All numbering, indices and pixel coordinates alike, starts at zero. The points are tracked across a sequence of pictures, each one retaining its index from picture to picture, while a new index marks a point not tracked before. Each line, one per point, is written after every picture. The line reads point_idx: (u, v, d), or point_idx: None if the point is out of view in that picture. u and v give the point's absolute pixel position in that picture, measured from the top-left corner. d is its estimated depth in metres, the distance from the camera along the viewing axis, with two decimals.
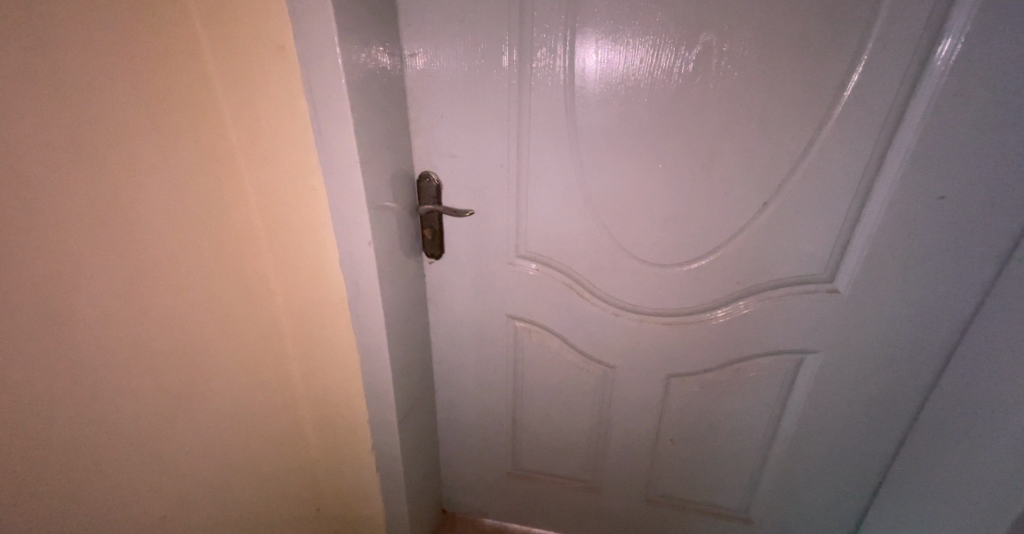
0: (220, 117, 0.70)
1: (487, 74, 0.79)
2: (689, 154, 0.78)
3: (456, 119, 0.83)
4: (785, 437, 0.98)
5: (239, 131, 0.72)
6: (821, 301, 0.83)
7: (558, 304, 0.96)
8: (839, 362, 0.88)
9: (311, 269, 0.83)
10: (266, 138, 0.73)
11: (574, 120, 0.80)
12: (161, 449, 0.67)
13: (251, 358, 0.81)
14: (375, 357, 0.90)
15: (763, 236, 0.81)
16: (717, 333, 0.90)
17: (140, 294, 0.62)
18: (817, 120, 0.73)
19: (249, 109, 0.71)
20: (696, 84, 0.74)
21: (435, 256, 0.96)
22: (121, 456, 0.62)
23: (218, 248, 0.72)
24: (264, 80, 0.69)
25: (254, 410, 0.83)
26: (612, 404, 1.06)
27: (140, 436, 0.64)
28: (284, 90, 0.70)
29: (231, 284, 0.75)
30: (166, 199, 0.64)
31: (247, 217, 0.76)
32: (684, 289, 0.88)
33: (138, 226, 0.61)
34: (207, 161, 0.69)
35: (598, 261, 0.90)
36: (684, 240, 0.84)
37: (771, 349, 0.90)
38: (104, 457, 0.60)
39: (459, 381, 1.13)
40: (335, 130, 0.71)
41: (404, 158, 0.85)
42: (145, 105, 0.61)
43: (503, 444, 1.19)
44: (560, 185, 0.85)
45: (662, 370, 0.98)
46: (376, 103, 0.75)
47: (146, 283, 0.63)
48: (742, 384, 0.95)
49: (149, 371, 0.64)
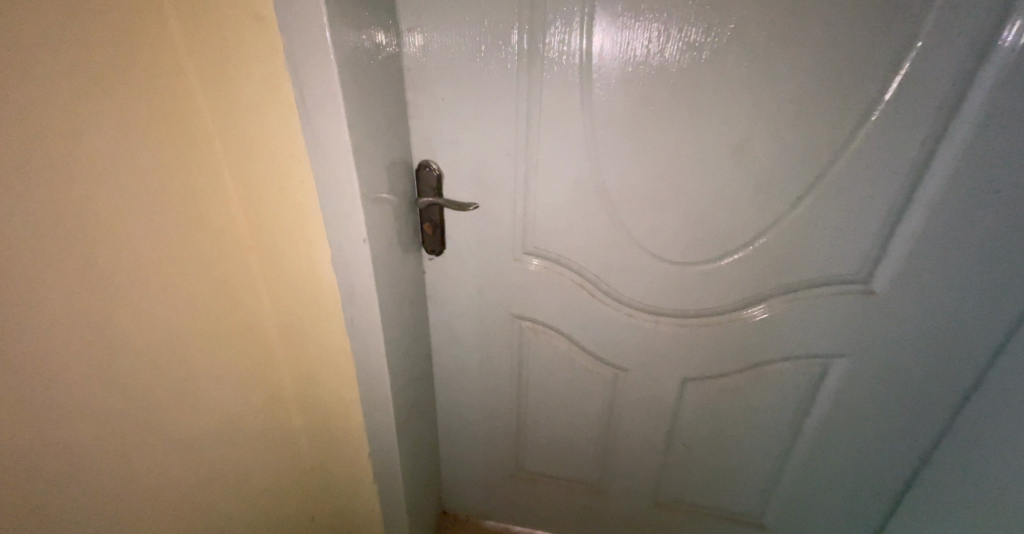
0: (194, 97, 0.62)
1: (493, 54, 0.72)
2: (717, 144, 0.71)
3: (460, 103, 0.76)
4: (805, 443, 0.93)
5: (215, 114, 0.64)
6: (853, 303, 0.77)
7: (568, 303, 0.90)
8: (866, 368, 0.82)
9: (301, 268, 0.76)
10: (246, 122, 0.65)
11: (588, 106, 0.73)
12: (134, 470, 0.61)
13: (237, 364, 0.74)
14: (371, 362, 0.84)
15: (795, 234, 0.74)
16: (738, 336, 0.84)
17: (104, 301, 0.55)
18: (860, 108, 0.66)
19: (225, 90, 0.63)
20: (727, 65, 0.66)
21: (436, 252, 0.89)
22: (92, 477, 0.56)
23: (198, 246, 0.65)
24: (240, 56, 0.61)
25: (242, 419, 0.76)
26: (622, 406, 1.00)
27: (110, 457, 0.58)
28: (264, 69, 0.62)
29: (213, 286, 0.68)
30: (129, 192, 0.57)
31: (231, 211, 0.69)
32: (705, 289, 0.82)
33: (98, 224, 0.54)
34: (178, 149, 0.61)
35: (613, 258, 0.83)
36: (706, 238, 0.78)
37: (796, 354, 0.84)
38: (73, 479, 0.54)
39: (460, 382, 1.07)
40: (325, 116, 0.63)
41: (401, 147, 0.78)
42: (101, 86, 0.53)
43: (507, 446, 1.13)
44: (573, 176, 0.78)
45: (676, 373, 0.92)
46: (370, 86, 0.68)
47: (110, 290, 0.55)
48: (763, 390, 0.89)
49: (117, 385, 0.57)
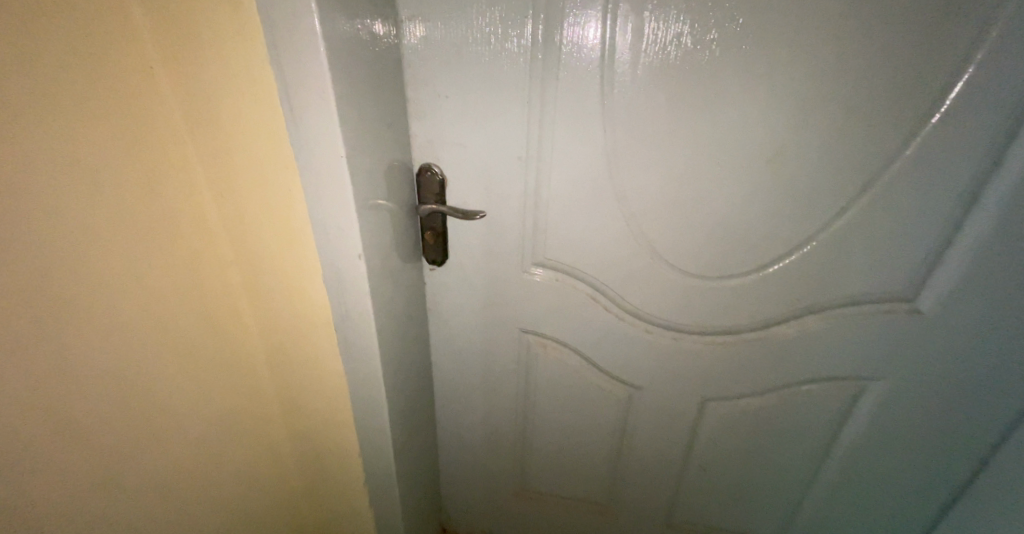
0: (162, 97, 0.56)
1: (503, 46, 0.65)
2: (751, 149, 0.64)
3: (466, 102, 0.69)
4: (832, 468, 0.87)
5: (186, 115, 0.58)
6: (895, 323, 0.71)
7: (579, 318, 0.83)
8: (904, 392, 0.76)
9: (287, 284, 0.69)
10: (223, 126, 0.59)
11: (608, 106, 0.66)
12: (90, 507, 0.55)
13: (215, 388, 0.68)
14: (367, 385, 0.77)
15: (834, 247, 0.68)
16: (765, 355, 0.78)
17: (52, 325, 0.49)
18: (911, 110, 0.59)
19: (198, 89, 0.57)
20: (763, 60, 0.60)
21: (438, 262, 0.83)
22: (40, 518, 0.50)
23: (166, 262, 0.59)
24: (215, 51, 0.55)
25: (222, 446, 0.70)
26: (635, 426, 0.94)
27: (62, 494, 0.52)
28: (244, 64, 0.55)
29: (186, 305, 0.62)
30: (84, 204, 0.50)
31: (206, 224, 0.63)
32: (731, 305, 0.76)
33: (46, 240, 0.48)
34: (144, 155, 0.55)
35: (630, 271, 0.77)
36: (735, 251, 0.71)
37: (828, 375, 0.77)
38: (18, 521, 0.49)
39: (463, 399, 1.00)
40: (313, 117, 0.56)
41: (401, 150, 0.71)
42: (50, 83, 0.47)
43: (512, 464, 1.07)
44: (588, 183, 0.71)
45: (696, 393, 0.86)
46: (366, 82, 0.61)
47: (61, 313, 0.50)
48: (790, 412, 0.83)
49: (68, 419, 0.51)
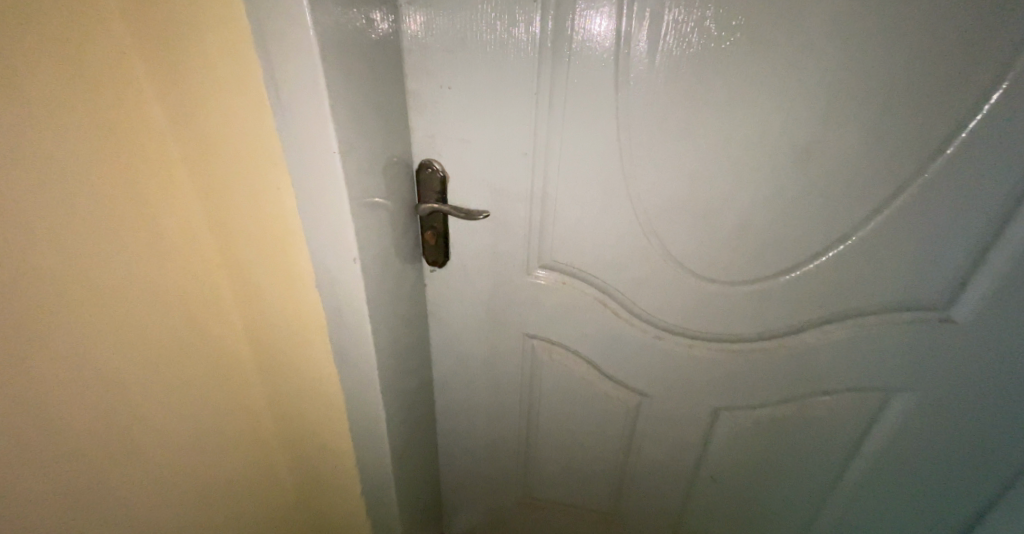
0: (139, 90, 0.53)
1: (510, 34, 0.60)
2: (776, 146, 0.60)
3: (469, 95, 0.65)
4: (851, 482, 0.83)
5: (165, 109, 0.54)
6: (923, 333, 0.66)
7: (587, 323, 0.80)
8: (931, 405, 0.72)
9: (278, 288, 0.65)
10: (206, 119, 0.54)
11: (622, 99, 0.61)
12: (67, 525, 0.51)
13: (203, 398, 0.64)
14: (363, 394, 0.73)
15: (861, 251, 0.64)
16: (783, 363, 0.74)
17: (14, 336, 0.45)
18: (949, 108, 0.55)
19: (179, 81, 0.53)
20: (790, 53, 0.55)
21: (439, 264, 0.79)
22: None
23: (147, 265, 0.55)
24: (196, 40, 0.51)
25: (211, 458, 0.67)
26: (644, 434, 0.90)
27: (35, 511, 0.49)
28: (227, 53, 0.51)
29: (169, 311, 0.58)
30: (50, 204, 0.47)
31: (188, 225, 0.59)
32: (748, 311, 0.72)
33: (5, 245, 0.44)
34: (118, 151, 0.51)
35: (641, 274, 0.73)
36: (755, 254, 0.67)
37: (850, 387, 0.73)
38: None
39: (465, 404, 0.96)
40: (303, 109, 0.52)
41: (400, 146, 0.66)
42: (10, 73, 0.43)
43: (515, 471, 1.03)
44: (598, 182, 0.67)
45: (709, 402, 0.82)
46: (362, 72, 0.56)
47: (24, 322, 0.46)
48: (808, 424, 0.79)
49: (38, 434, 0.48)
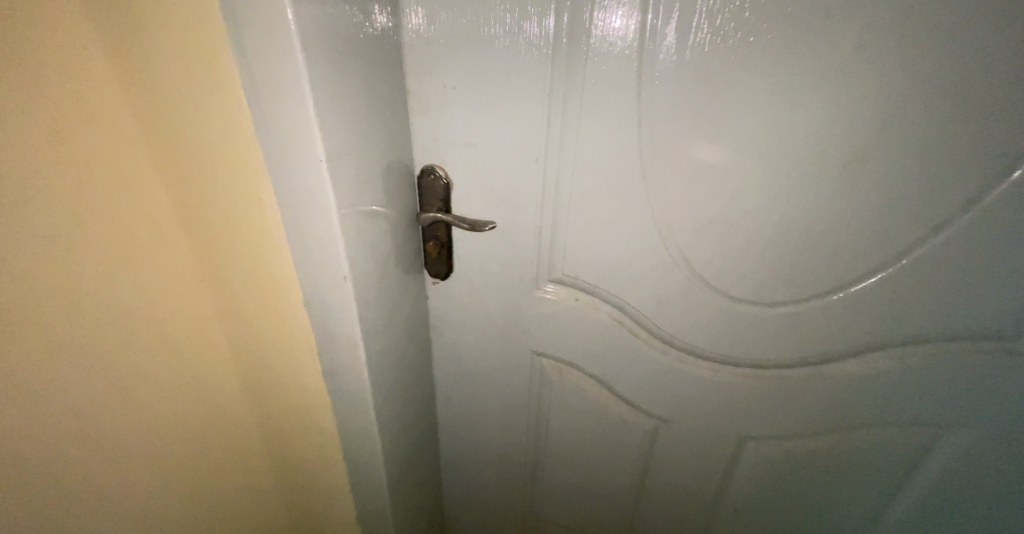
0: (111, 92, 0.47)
1: (521, 29, 0.55)
2: (816, 154, 0.54)
3: (475, 97, 0.59)
4: (890, 524, 0.75)
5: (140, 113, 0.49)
6: (980, 367, 0.59)
7: (601, 343, 0.73)
8: (988, 446, 0.64)
9: (264, 305, 0.60)
10: (182, 123, 0.50)
11: (645, 101, 0.55)
12: None
13: (188, 423, 0.59)
14: (356, 418, 0.67)
15: (911, 271, 0.57)
16: (819, 392, 0.67)
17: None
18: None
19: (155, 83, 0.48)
20: (837, 54, 0.49)
21: (442, 276, 0.73)
22: None
23: (122, 285, 0.50)
24: (172, 37, 0.46)
25: (196, 488, 0.61)
26: (661, 462, 0.83)
27: None
28: (206, 52, 0.46)
29: (148, 333, 0.53)
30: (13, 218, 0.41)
31: (165, 239, 0.54)
32: (778, 335, 0.65)
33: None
34: (85, 160, 0.45)
35: (662, 293, 0.67)
36: (787, 273, 0.61)
37: (894, 420, 0.66)
38: None
39: (469, 423, 0.91)
40: (289, 115, 0.47)
41: (400, 151, 0.61)
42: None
43: (521, 493, 0.97)
44: (617, 191, 0.61)
45: (734, 430, 0.75)
46: (359, 70, 0.51)
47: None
48: (845, 458, 0.72)
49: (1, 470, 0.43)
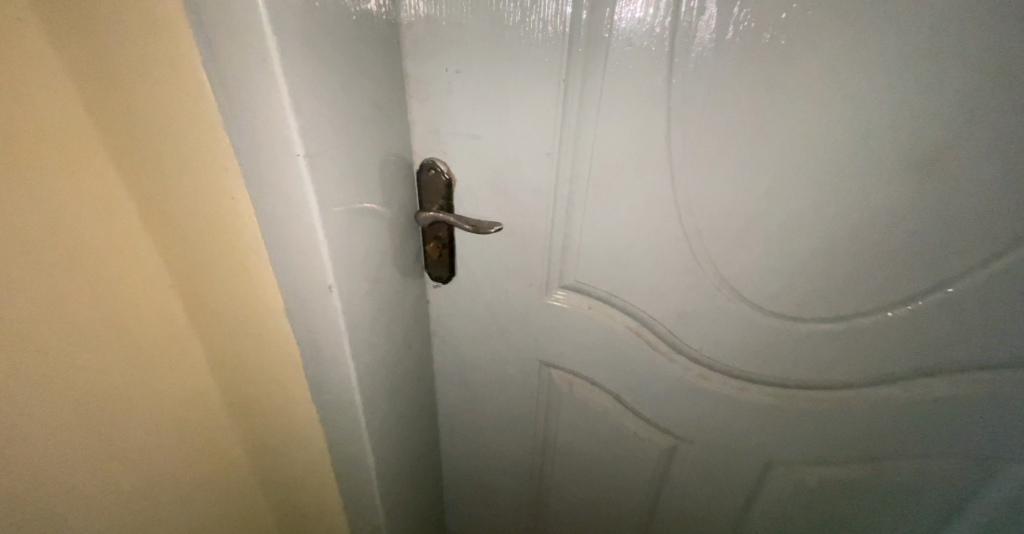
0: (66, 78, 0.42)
1: (534, 8, 0.48)
2: (871, 152, 0.47)
3: (480, 85, 0.53)
4: None
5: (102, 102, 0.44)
6: None
7: (616, 357, 0.67)
8: None
9: (243, 313, 0.55)
10: (144, 116, 0.45)
11: (673, 90, 0.49)
12: None
13: (161, 442, 0.54)
14: (347, 435, 0.62)
15: (978, 289, 0.50)
16: (860, 418, 0.60)
17: None
18: None
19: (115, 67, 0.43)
20: (901, 38, 0.43)
21: (443, 280, 0.68)
22: None
23: (77, 297, 0.44)
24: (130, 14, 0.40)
25: (171, 511, 0.56)
26: (677, 483, 0.77)
27: None
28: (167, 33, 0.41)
29: (110, 346, 0.47)
30: None
31: (128, 242, 0.48)
32: (815, 355, 0.59)
33: None
34: (19, 156, 0.40)
35: (685, 304, 0.60)
36: (829, 286, 0.54)
37: (944, 451, 0.59)
38: None
39: (472, 434, 0.85)
40: (264, 104, 0.41)
41: (397, 145, 0.55)
42: None
43: (527, 507, 0.92)
44: (638, 192, 0.55)
45: (760, 454, 0.69)
46: (349, 53, 0.45)
47: None
48: (885, 490, 0.65)
49: None
